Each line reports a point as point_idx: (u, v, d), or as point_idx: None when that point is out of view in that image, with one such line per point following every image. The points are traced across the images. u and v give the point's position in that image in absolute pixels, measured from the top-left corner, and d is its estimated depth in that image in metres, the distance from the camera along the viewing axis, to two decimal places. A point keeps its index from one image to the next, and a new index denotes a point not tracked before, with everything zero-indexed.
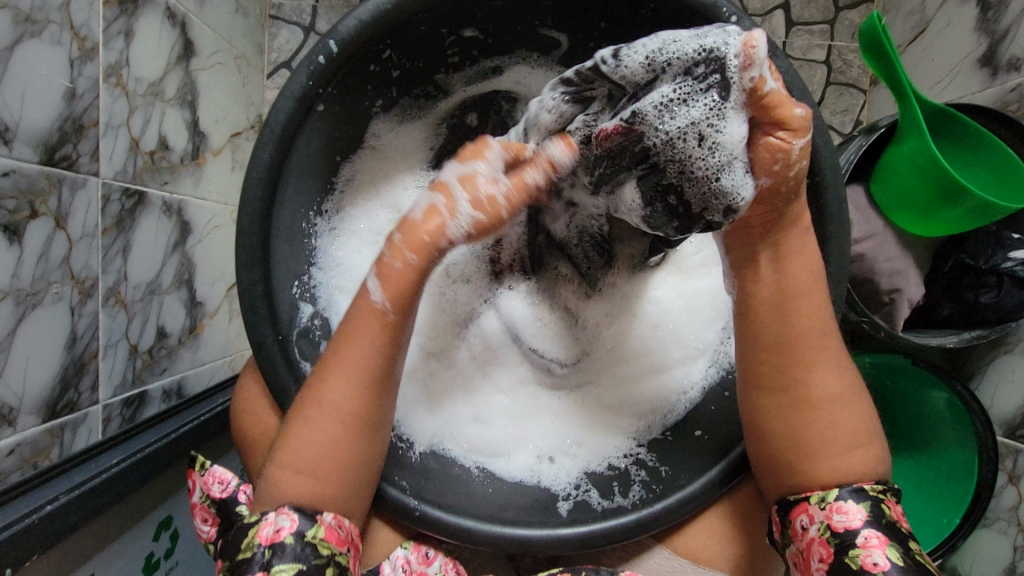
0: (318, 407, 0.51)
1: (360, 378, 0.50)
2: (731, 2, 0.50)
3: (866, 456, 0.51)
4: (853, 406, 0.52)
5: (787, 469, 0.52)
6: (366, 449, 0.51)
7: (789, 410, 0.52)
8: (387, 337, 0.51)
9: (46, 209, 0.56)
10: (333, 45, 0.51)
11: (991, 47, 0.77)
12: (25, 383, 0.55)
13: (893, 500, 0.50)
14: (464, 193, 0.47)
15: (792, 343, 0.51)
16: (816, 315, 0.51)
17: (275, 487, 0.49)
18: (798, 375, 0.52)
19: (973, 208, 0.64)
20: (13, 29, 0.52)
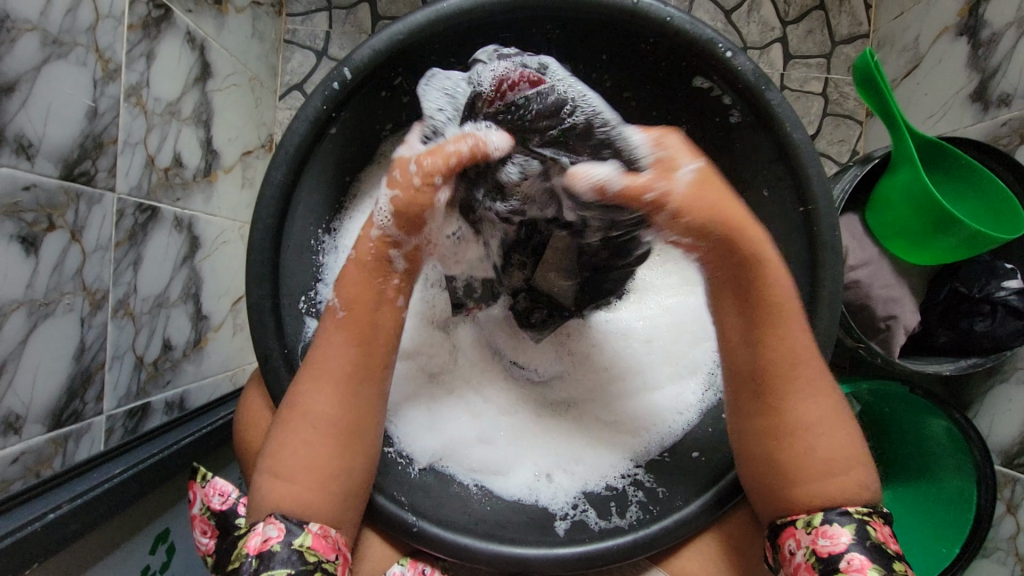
0: (293, 413, 0.52)
1: (332, 382, 0.53)
2: (726, 38, 0.53)
3: (850, 483, 0.51)
4: (836, 430, 0.52)
5: (771, 492, 0.53)
6: (349, 460, 0.52)
7: (769, 435, 0.53)
8: (352, 335, 0.54)
9: (63, 223, 0.58)
10: (347, 73, 0.53)
11: (982, 82, 0.80)
12: (33, 391, 0.56)
13: (880, 522, 0.50)
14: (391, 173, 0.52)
15: (773, 370, 0.53)
16: (794, 340, 0.53)
17: (260, 496, 0.50)
18: (776, 401, 0.53)
19: (966, 238, 0.66)
20: (41, 50, 0.55)
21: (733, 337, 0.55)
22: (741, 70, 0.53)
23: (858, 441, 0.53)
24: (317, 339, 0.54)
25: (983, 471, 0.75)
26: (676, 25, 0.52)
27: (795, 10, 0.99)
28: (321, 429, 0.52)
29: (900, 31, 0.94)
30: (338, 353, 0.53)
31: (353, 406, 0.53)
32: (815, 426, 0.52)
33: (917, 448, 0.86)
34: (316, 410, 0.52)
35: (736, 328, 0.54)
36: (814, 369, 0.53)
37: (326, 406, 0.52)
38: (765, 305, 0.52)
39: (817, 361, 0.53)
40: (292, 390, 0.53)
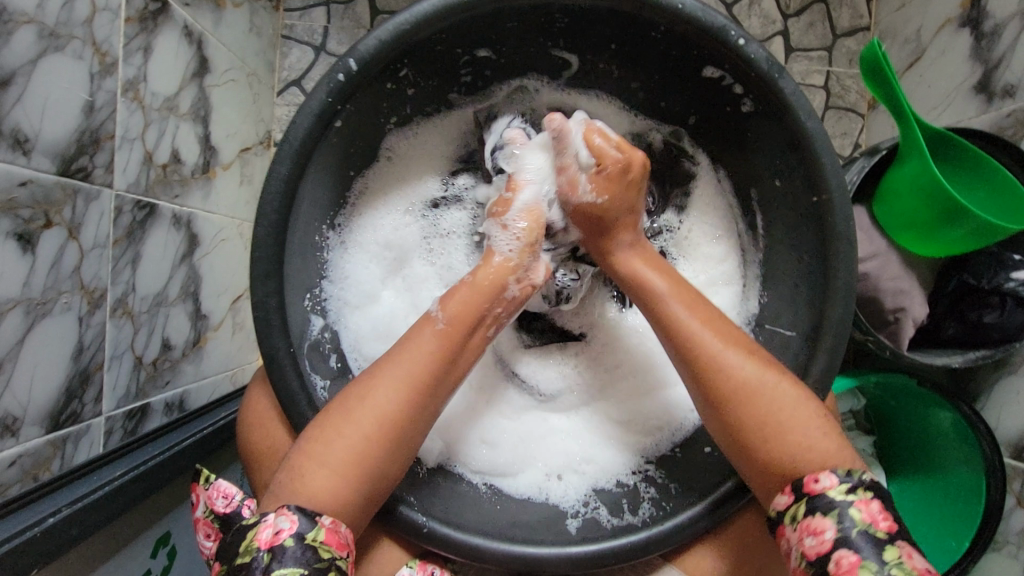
0: (362, 404, 0.50)
1: (410, 383, 0.51)
2: (739, 26, 0.52)
3: (795, 447, 0.49)
4: (769, 392, 0.51)
5: (739, 461, 0.52)
6: (394, 455, 0.51)
7: (705, 407, 0.53)
8: (442, 341, 0.53)
9: (59, 219, 0.56)
10: (352, 64, 0.52)
11: (987, 73, 0.80)
12: (31, 393, 0.55)
13: (868, 498, 0.45)
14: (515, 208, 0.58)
15: (678, 345, 0.54)
16: (691, 310, 0.54)
17: (294, 481, 0.48)
18: (711, 374, 0.52)
19: (977, 228, 0.65)
20: (37, 43, 0.53)
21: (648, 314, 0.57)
22: (754, 59, 0.52)
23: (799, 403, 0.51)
24: (407, 336, 0.53)
25: (992, 464, 0.75)
26: (687, 13, 0.51)
27: (797, 3, 0.98)
28: (385, 427, 0.50)
29: (902, 23, 0.94)
30: (422, 355, 0.52)
31: (422, 410, 0.52)
32: (742, 391, 0.51)
33: (924, 444, 0.86)
34: (375, 408, 0.50)
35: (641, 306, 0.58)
36: (720, 333, 0.53)
37: (392, 403, 0.50)
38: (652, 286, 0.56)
39: (722, 327, 0.54)
40: (368, 381, 0.51)
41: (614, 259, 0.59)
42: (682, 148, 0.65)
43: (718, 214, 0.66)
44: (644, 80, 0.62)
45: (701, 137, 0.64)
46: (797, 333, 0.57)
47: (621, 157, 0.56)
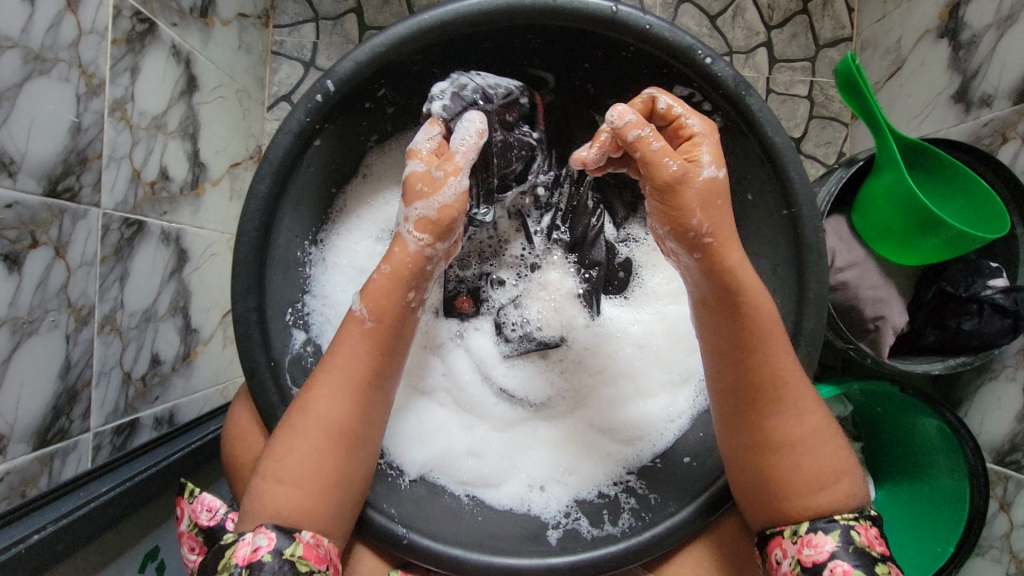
0: (303, 418, 0.51)
1: (346, 390, 0.52)
2: (705, 44, 0.53)
3: (840, 493, 0.51)
4: (825, 440, 0.52)
5: (752, 506, 0.53)
6: (349, 465, 0.52)
7: (761, 454, 0.52)
8: (370, 345, 0.53)
9: (46, 239, 0.57)
10: (330, 85, 0.53)
11: (964, 83, 0.81)
12: (17, 411, 0.55)
13: (866, 525, 0.50)
14: (420, 200, 0.51)
15: (762, 387, 0.52)
16: (783, 361, 0.52)
17: (258, 502, 0.49)
18: (775, 414, 0.52)
19: (951, 238, 0.66)
20: (22, 67, 0.54)
21: (730, 351, 0.52)
22: (721, 77, 0.53)
23: (839, 448, 0.53)
24: (338, 340, 0.54)
25: (975, 469, 0.76)
26: (655, 33, 0.53)
27: (779, 15, 0.99)
28: (332, 437, 0.51)
29: (882, 34, 0.95)
30: (359, 361, 0.53)
31: (364, 415, 0.53)
32: (804, 440, 0.52)
33: (909, 449, 0.87)
34: (317, 419, 0.51)
35: (725, 338, 0.52)
36: (793, 376, 0.52)
37: (333, 410, 0.52)
38: (753, 311, 0.51)
39: (799, 375, 0.53)
40: (305, 393, 0.52)
41: (730, 256, 0.50)
42: None
43: None
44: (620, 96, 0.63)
45: None
46: None
47: (690, 131, 0.50)
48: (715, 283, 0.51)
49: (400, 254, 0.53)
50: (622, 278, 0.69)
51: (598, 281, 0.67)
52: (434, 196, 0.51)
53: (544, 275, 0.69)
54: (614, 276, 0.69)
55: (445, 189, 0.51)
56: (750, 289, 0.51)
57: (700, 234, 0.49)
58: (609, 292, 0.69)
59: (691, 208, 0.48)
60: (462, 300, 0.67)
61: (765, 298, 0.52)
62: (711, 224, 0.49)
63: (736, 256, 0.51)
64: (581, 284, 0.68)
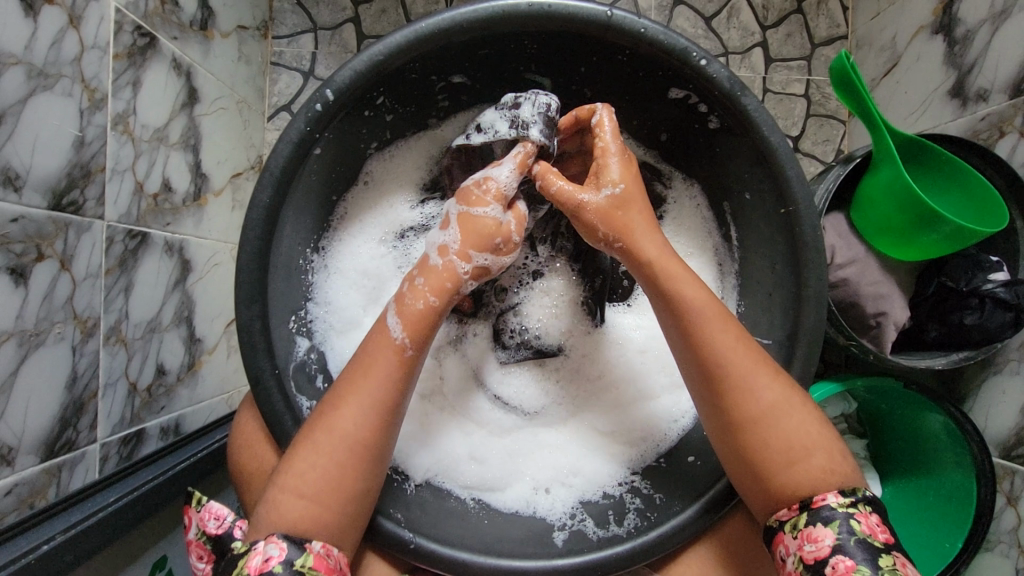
0: (330, 435, 0.51)
1: (372, 408, 0.52)
2: (699, 46, 0.54)
3: (815, 470, 0.50)
4: (793, 416, 0.51)
5: (747, 492, 0.53)
6: (366, 480, 0.53)
7: (724, 435, 0.53)
8: (404, 372, 0.53)
9: (51, 252, 0.58)
10: (329, 94, 0.54)
11: (960, 79, 0.81)
12: (26, 423, 0.56)
13: (866, 512, 0.48)
14: (488, 250, 0.55)
15: (708, 371, 0.53)
16: (725, 343, 0.53)
17: (273, 511, 0.50)
18: (728, 397, 0.52)
19: (951, 233, 0.66)
20: (26, 83, 0.55)
21: (672, 337, 0.55)
22: (716, 78, 0.54)
23: (816, 424, 0.52)
24: (370, 355, 0.54)
25: (981, 464, 0.76)
26: (650, 36, 0.53)
27: (774, 14, 1.00)
28: (353, 453, 0.52)
29: (877, 31, 0.96)
30: (387, 379, 0.53)
31: (384, 431, 0.53)
32: (766, 416, 0.52)
33: (915, 445, 0.86)
34: (340, 435, 0.51)
35: (667, 325, 0.55)
36: (737, 356, 0.52)
37: (357, 427, 0.52)
38: (684, 296, 0.53)
39: (752, 354, 0.53)
40: (330, 409, 0.52)
41: (650, 251, 0.54)
42: (657, 171, 0.67)
43: (692, 228, 0.67)
44: (617, 99, 0.63)
45: (671, 152, 0.66)
46: (773, 340, 0.58)
47: (597, 151, 0.56)
48: (645, 276, 0.55)
49: (452, 287, 0.55)
50: (626, 286, 0.70)
51: (603, 289, 0.68)
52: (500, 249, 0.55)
53: (545, 282, 0.69)
54: (619, 284, 0.70)
55: (508, 244, 0.55)
56: (675, 278, 0.54)
57: (608, 241, 0.55)
58: (611, 299, 0.70)
59: (592, 225, 0.55)
60: (464, 304, 0.68)
61: (694, 284, 0.54)
62: (615, 233, 0.55)
63: (659, 250, 0.55)
64: (584, 293, 0.69)
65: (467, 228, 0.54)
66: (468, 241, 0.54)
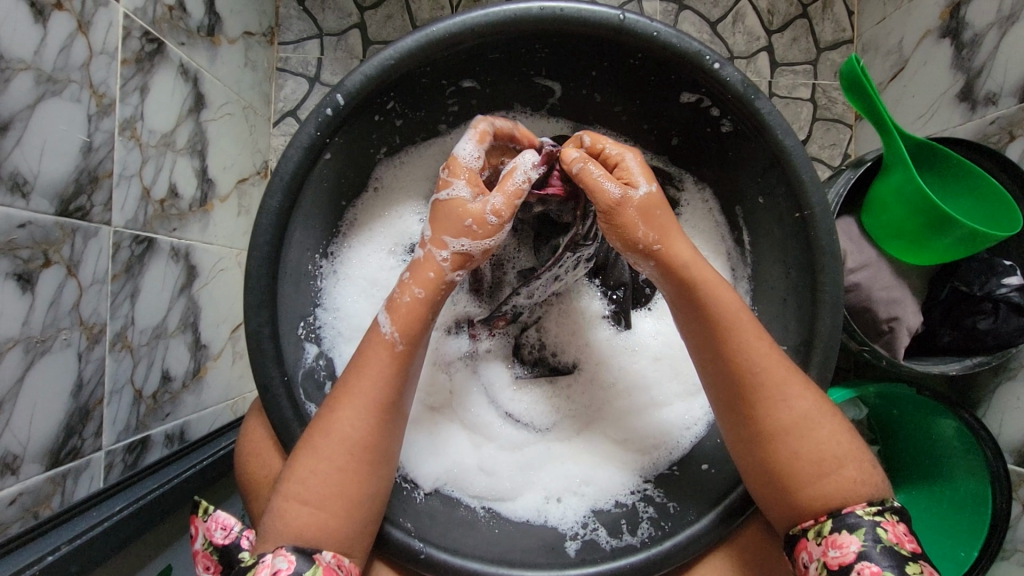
0: (326, 440, 0.51)
1: (370, 411, 0.52)
2: (713, 50, 0.53)
3: (845, 481, 0.49)
4: (824, 425, 0.51)
5: (769, 504, 0.52)
6: (372, 484, 0.52)
7: (750, 446, 0.53)
8: (398, 368, 0.53)
9: (59, 258, 0.58)
10: (339, 99, 0.53)
11: (968, 82, 0.81)
12: (30, 431, 0.55)
13: (892, 521, 0.48)
14: (461, 235, 0.52)
15: (739, 378, 0.52)
16: (758, 351, 0.52)
17: (279, 522, 0.49)
18: (757, 407, 0.52)
19: (964, 237, 0.65)
20: (35, 88, 0.55)
21: (700, 345, 0.54)
22: (729, 81, 0.53)
23: (846, 434, 0.51)
24: (362, 356, 0.53)
25: (996, 470, 0.75)
26: (662, 40, 0.53)
27: (780, 19, 0.99)
28: (357, 457, 0.51)
29: (883, 36, 0.95)
30: (383, 380, 0.52)
31: (386, 433, 0.52)
32: (797, 426, 0.51)
33: (928, 450, 0.85)
34: (339, 439, 0.51)
35: (696, 334, 0.54)
36: (769, 366, 0.52)
37: (359, 431, 0.51)
38: (716, 303, 0.52)
39: (783, 363, 0.52)
40: (326, 414, 0.52)
41: (681, 257, 0.53)
42: (668, 175, 0.67)
43: (703, 233, 0.66)
44: (627, 103, 0.63)
45: (682, 156, 0.66)
46: (788, 346, 0.57)
47: (614, 155, 0.53)
48: (677, 282, 0.53)
49: (436, 279, 0.53)
50: (649, 293, 0.69)
51: (625, 301, 0.67)
52: (471, 234, 0.53)
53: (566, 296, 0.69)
54: (641, 293, 0.69)
55: (477, 227, 0.52)
56: (707, 283, 0.53)
57: (647, 245, 0.52)
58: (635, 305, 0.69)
59: (631, 227, 0.52)
60: (499, 321, 0.66)
61: (727, 290, 0.53)
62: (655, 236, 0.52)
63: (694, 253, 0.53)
64: (607, 307, 0.69)
65: (441, 215, 0.53)
66: (442, 229, 0.53)
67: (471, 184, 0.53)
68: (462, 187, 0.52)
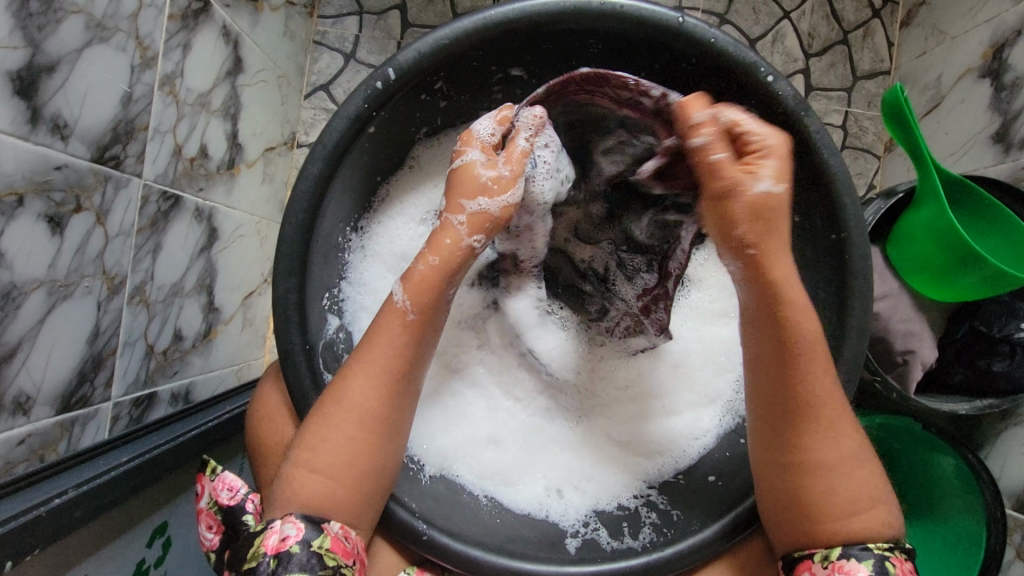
0: (337, 408, 0.51)
1: (384, 384, 0.52)
2: (767, 62, 0.53)
3: (874, 523, 0.50)
4: (863, 466, 0.51)
5: (783, 529, 0.52)
6: (379, 457, 0.52)
7: (784, 473, 0.52)
8: (410, 339, 0.52)
9: (89, 205, 0.58)
10: (390, 73, 0.53)
11: (1004, 125, 0.81)
12: (45, 374, 0.55)
13: (901, 558, 0.49)
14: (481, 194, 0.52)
15: (797, 406, 0.50)
16: (823, 385, 0.50)
17: (288, 488, 0.49)
18: (805, 439, 0.50)
19: (989, 276, 0.65)
20: (84, 33, 0.55)
21: (762, 365, 0.51)
22: (781, 95, 0.53)
23: (878, 476, 0.52)
24: (376, 327, 0.53)
25: (991, 514, 0.74)
26: (719, 46, 0.53)
27: (819, 43, 0.99)
28: (368, 428, 0.51)
29: (922, 70, 0.95)
30: (394, 349, 0.52)
31: (398, 407, 0.53)
32: (839, 464, 0.50)
33: (925, 484, 0.85)
34: (349, 407, 0.51)
35: (764, 355, 0.51)
36: (828, 401, 0.50)
37: (372, 402, 0.51)
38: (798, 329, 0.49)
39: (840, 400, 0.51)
40: (339, 382, 0.52)
41: (775, 270, 0.48)
42: None
43: None
44: None
45: None
46: None
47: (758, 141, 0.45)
48: (755, 296, 0.49)
49: (451, 244, 0.52)
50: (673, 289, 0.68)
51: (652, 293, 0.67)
52: (489, 194, 0.52)
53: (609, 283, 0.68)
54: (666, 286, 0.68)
55: (494, 188, 0.52)
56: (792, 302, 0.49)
57: (743, 246, 0.47)
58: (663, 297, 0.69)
59: (734, 219, 0.45)
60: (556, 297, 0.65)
61: (811, 317, 0.50)
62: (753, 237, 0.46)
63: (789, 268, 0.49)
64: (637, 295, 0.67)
65: (461, 181, 0.53)
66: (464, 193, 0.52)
67: (486, 150, 0.53)
68: (478, 151, 0.53)
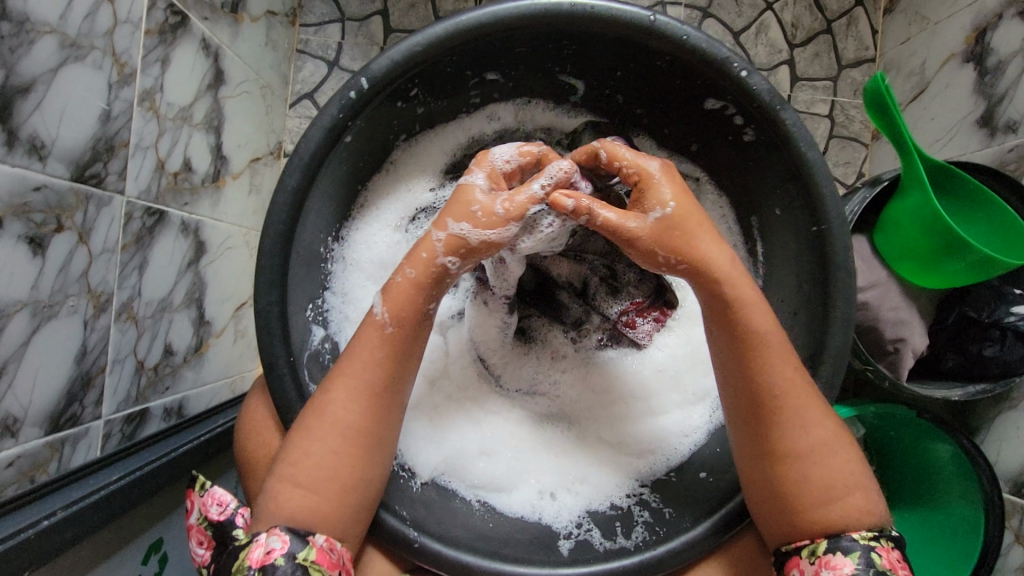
0: (320, 422, 0.51)
1: (365, 395, 0.52)
2: (740, 56, 0.53)
3: (852, 510, 0.50)
4: (837, 453, 0.51)
5: (767, 522, 0.52)
6: (365, 469, 0.52)
7: (759, 463, 0.52)
8: (389, 350, 0.53)
9: (71, 224, 0.58)
10: (364, 82, 0.53)
11: (988, 109, 0.81)
12: (32, 395, 0.55)
13: (887, 546, 0.48)
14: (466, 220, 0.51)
15: (760, 396, 0.52)
16: (783, 373, 0.51)
17: (273, 503, 0.49)
18: (773, 428, 0.51)
19: (977, 261, 0.65)
20: (59, 52, 0.55)
21: (724, 356, 0.54)
22: (755, 90, 0.53)
23: (856, 463, 0.52)
24: (355, 340, 0.53)
25: (990, 498, 0.74)
26: (691, 44, 0.52)
27: (803, 33, 0.99)
28: (352, 441, 0.51)
29: (906, 56, 0.95)
30: (375, 361, 0.52)
31: (382, 417, 0.53)
32: (811, 451, 0.51)
33: (921, 472, 0.85)
34: (331, 420, 0.51)
35: (723, 347, 0.53)
36: (790, 389, 0.51)
37: (353, 414, 0.51)
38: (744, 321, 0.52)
39: (806, 387, 0.52)
40: (320, 396, 0.52)
41: (715, 270, 0.52)
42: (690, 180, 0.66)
43: None
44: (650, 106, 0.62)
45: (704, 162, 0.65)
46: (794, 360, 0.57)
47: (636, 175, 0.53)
48: (706, 294, 0.53)
49: (428, 259, 0.53)
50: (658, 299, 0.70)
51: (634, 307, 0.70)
52: (477, 224, 0.52)
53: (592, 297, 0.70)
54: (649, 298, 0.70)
55: (483, 216, 0.51)
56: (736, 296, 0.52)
57: (671, 264, 0.52)
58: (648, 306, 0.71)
59: (651, 252, 0.52)
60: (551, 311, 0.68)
61: (758, 308, 0.52)
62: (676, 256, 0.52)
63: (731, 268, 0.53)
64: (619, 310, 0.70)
65: (451, 199, 0.53)
66: (447, 211, 0.52)
67: (492, 180, 0.53)
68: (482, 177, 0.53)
